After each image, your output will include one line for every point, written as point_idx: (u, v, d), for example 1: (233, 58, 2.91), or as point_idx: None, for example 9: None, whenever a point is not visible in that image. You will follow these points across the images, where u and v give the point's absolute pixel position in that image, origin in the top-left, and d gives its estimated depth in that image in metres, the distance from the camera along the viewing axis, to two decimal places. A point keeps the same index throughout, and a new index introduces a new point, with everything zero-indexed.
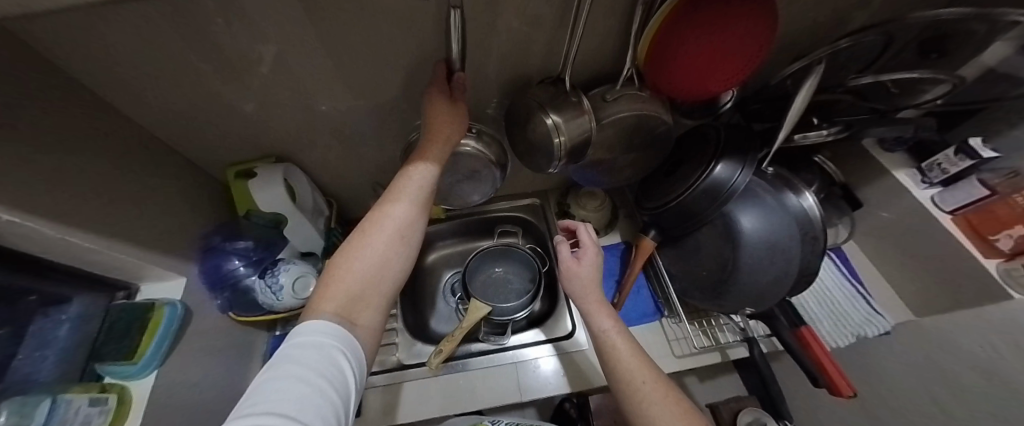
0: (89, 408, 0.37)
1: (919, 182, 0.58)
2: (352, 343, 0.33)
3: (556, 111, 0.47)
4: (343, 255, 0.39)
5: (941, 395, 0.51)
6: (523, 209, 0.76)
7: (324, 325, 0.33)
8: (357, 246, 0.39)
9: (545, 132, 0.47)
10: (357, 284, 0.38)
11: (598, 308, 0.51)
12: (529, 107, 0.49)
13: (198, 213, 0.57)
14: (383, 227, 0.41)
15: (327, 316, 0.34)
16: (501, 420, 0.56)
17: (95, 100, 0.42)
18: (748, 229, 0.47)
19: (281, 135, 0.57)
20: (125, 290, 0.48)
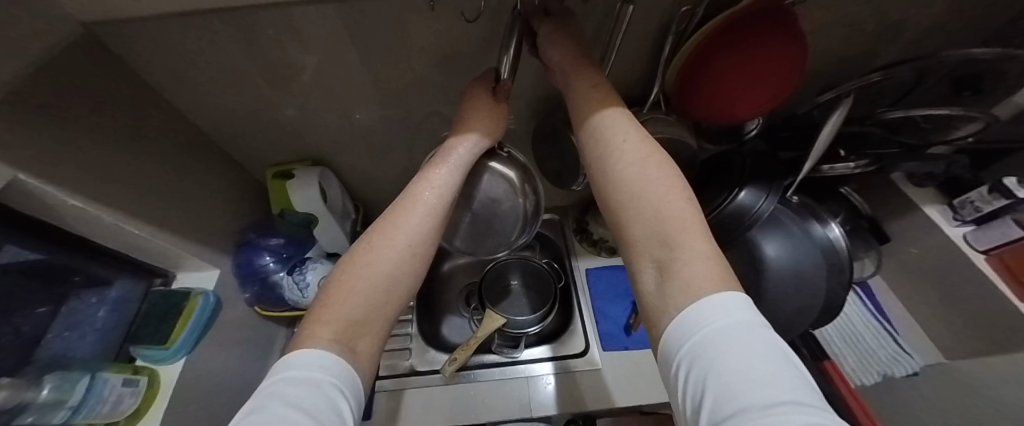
0: (122, 388, 0.38)
1: (951, 219, 0.56)
2: (353, 378, 0.26)
3: None
4: (353, 264, 0.32)
5: None
6: (542, 224, 0.77)
7: (319, 355, 0.25)
8: (371, 250, 0.32)
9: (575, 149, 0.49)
10: (365, 303, 0.30)
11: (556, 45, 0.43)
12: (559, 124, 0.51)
13: (238, 208, 0.61)
14: (403, 225, 0.34)
15: (323, 343, 0.26)
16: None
17: (160, 100, 0.47)
18: (772, 257, 0.47)
19: (318, 141, 0.60)
20: (162, 277, 0.50)
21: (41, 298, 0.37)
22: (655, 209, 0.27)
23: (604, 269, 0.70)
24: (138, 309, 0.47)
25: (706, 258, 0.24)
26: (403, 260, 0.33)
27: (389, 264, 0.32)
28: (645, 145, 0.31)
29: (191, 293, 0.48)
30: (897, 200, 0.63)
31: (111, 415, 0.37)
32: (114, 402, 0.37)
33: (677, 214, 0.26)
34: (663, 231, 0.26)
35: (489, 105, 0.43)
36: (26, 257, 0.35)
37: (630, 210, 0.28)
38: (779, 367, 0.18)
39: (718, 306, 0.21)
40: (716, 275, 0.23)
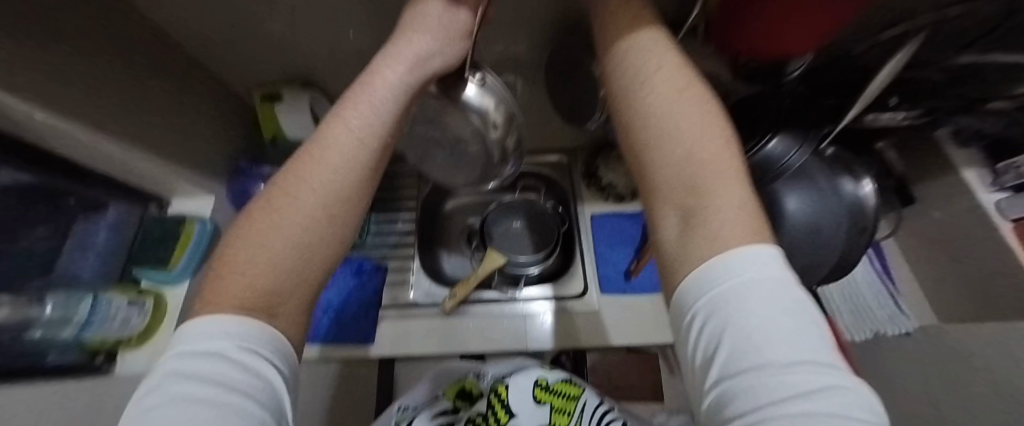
0: (127, 309, 0.40)
1: (988, 184, 0.52)
2: (277, 335, 0.19)
3: None
4: (266, 203, 0.23)
5: None
6: (549, 167, 0.73)
7: (223, 320, 0.18)
8: (295, 179, 0.23)
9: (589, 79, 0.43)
10: (282, 253, 0.21)
11: None
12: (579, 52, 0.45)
13: (227, 133, 0.57)
14: (338, 143, 0.24)
15: (225, 307, 0.19)
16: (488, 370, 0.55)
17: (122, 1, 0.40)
18: (792, 211, 0.44)
19: (308, 62, 0.54)
20: (156, 201, 0.48)
21: (32, 217, 0.37)
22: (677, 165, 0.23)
23: (609, 216, 0.68)
24: (134, 234, 0.46)
25: (739, 204, 0.21)
26: (331, 190, 0.23)
27: (318, 196, 0.22)
28: (680, 75, 0.27)
29: (187, 219, 0.47)
30: (936, 161, 0.58)
31: (120, 332, 0.39)
32: (122, 321, 0.39)
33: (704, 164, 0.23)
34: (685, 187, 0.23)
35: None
36: (13, 179, 0.33)
37: (662, 145, 0.24)
38: (802, 323, 0.17)
39: (746, 262, 0.19)
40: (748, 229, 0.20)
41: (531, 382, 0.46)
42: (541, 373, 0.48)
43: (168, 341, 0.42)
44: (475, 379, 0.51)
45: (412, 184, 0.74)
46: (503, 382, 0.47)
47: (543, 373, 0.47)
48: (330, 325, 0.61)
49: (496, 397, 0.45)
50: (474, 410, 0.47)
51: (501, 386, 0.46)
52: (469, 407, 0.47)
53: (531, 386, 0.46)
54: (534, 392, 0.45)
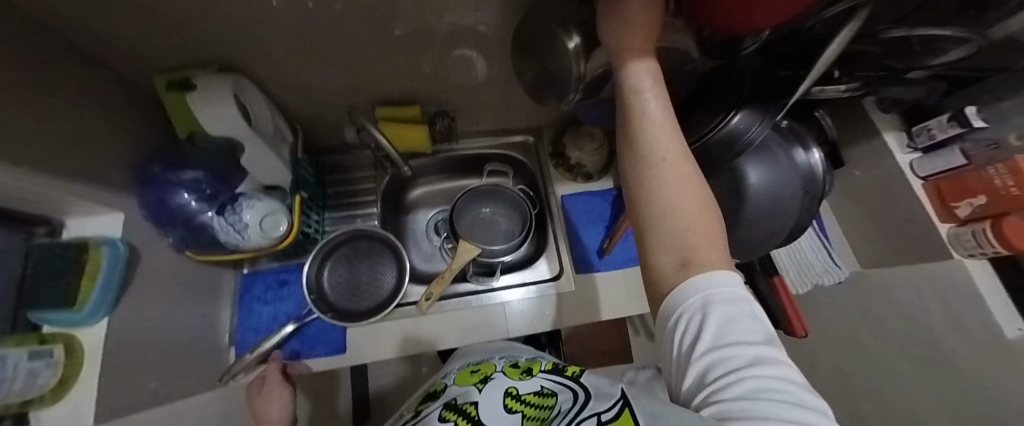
0: (32, 362, 0.31)
1: (904, 146, 0.61)
2: None
3: (580, 29, 0.37)
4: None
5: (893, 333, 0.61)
6: (515, 147, 0.70)
7: None
8: None
9: (565, 58, 0.38)
10: None
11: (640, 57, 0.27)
12: (546, 21, 0.40)
13: (123, 131, 0.44)
14: None
15: None
16: (452, 369, 0.52)
17: None
18: (755, 182, 0.46)
19: (227, 46, 0.42)
20: (46, 225, 0.38)
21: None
22: (652, 99, 0.26)
23: (580, 195, 0.68)
24: (23, 271, 0.35)
25: (697, 204, 0.25)
26: None
27: None
28: (681, 162, 0.25)
29: (89, 244, 0.37)
30: (863, 126, 0.66)
31: (22, 394, 0.30)
32: (27, 377, 0.30)
33: (691, 197, 0.25)
34: (687, 236, 0.24)
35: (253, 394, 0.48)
36: None
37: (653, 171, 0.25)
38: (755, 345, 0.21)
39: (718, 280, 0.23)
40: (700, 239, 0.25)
41: (499, 394, 0.39)
42: (511, 382, 0.41)
43: (99, 393, 0.35)
44: (442, 380, 0.49)
45: (368, 175, 0.65)
46: (466, 401, 0.39)
47: (513, 384, 0.41)
48: (290, 341, 0.57)
49: (454, 411, 0.37)
50: (441, 403, 0.40)
51: (468, 404, 0.38)
52: (438, 400, 0.42)
53: (501, 397, 0.39)
54: (505, 402, 0.38)
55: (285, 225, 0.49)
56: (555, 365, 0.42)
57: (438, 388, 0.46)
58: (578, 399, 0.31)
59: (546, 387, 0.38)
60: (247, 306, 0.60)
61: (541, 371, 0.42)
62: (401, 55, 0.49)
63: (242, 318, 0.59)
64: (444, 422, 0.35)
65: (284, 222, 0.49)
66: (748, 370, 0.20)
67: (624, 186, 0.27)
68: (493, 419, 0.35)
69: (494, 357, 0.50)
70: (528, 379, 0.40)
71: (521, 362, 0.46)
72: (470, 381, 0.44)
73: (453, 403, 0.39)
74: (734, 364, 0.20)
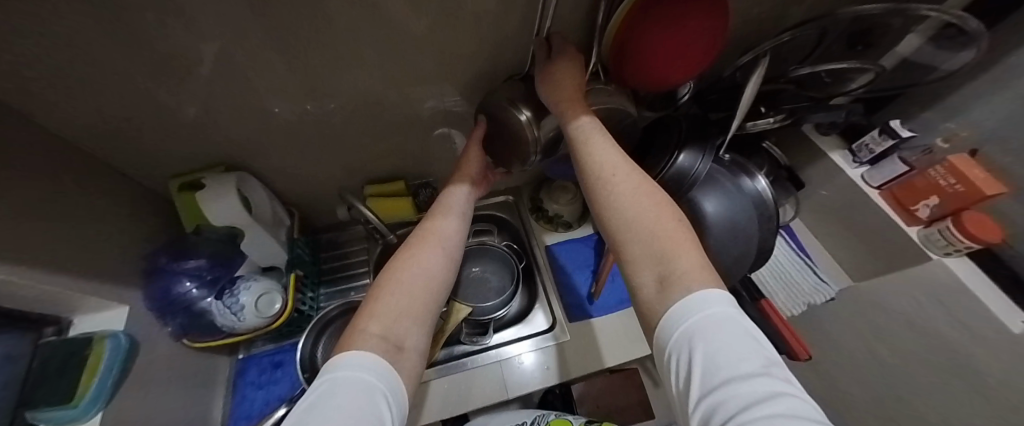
0: None
1: (851, 162, 0.66)
2: (394, 379, 0.27)
3: (529, 106, 0.46)
4: (393, 264, 0.36)
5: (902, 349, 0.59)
6: (497, 207, 0.75)
7: (364, 354, 0.27)
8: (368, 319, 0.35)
9: (521, 127, 0.46)
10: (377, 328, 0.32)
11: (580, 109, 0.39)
12: (498, 98, 0.48)
13: (134, 230, 0.49)
14: None
15: (370, 342, 0.28)
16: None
17: (11, 116, 0.35)
18: (711, 213, 0.49)
19: (231, 148, 0.50)
20: (55, 325, 0.40)
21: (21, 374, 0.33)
22: (603, 146, 0.35)
23: (563, 244, 0.71)
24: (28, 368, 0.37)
25: (659, 207, 0.31)
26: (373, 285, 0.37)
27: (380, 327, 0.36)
28: (635, 180, 0.33)
29: (94, 338, 0.40)
30: (810, 150, 0.72)
31: None
32: None
33: (651, 201, 0.31)
34: (653, 235, 0.29)
35: None
36: None
37: (612, 191, 0.32)
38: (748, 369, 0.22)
39: (699, 303, 0.24)
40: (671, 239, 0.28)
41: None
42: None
43: None
44: None
45: (361, 247, 0.70)
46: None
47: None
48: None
49: None
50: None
51: None
52: None
53: None
54: None
55: (279, 303, 0.52)
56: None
57: None
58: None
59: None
60: (241, 392, 0.59)
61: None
62: (381, 137, 0.57)
63: (236, 406, 0.58)
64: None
65: (279, 300, 0.52)
66: (743, 409, 0.20)
67: (593, 209, 0.34)
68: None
69: None
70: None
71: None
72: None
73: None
74: (730, 404, 0.20)
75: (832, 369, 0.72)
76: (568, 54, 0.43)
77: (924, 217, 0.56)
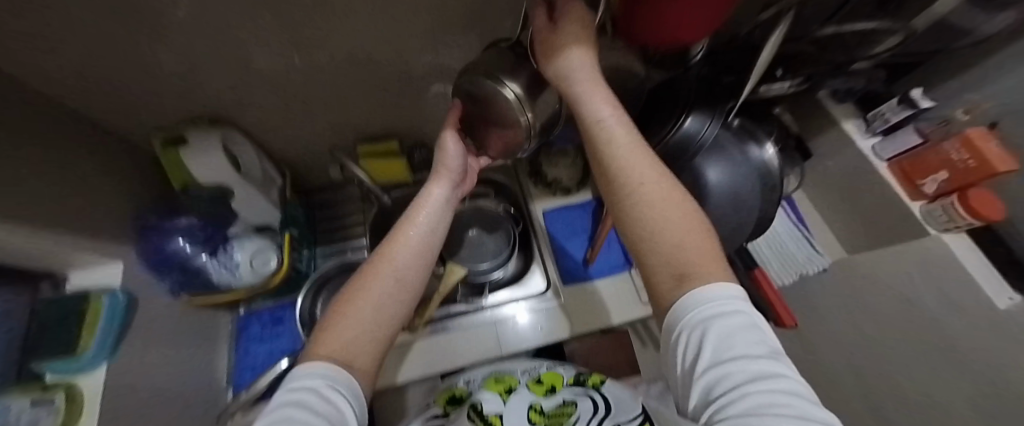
0: (35, 409, 0.32)
1: (864, 132, 0.64)
2: (344, 376, 0.26)
3: (512, 77, 0.37)
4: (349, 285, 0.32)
5: (883, 319, 0.61)
6: (496, 169, 0.74)
7: (312, 368, 0.25)
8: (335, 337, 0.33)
9: (507, 111, 0.38)
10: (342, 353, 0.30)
11: (596, 90, 0.33)
12: (473, 76, 0.39)
13: (122, 186, 0.48)
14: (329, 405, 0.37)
15: (324, 358, 0.27)
16: (474, 378, 0.52)
17: None
18: (714, 181, 0.48)
19: (216, 102, 0.47)
20: (51, 279, 0.40)
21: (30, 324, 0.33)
22: (628, 140, 0.32)
23: (561, 209, 0.71)
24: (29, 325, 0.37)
25: (687, 217, 0.28)
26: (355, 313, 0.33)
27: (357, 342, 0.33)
28: (663, 186, 0.30)
29: (89, 296, 0.40)
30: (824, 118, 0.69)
31: None
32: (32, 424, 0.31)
33: (677, 211, 0.29)
34: (679, 250, 0.27)
35: None
36: None
37: (636, 197, 0.30)
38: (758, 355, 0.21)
39: (717, 293, 0.24)
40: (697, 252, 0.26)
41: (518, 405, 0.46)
42: (535, 397, 0.48)
43: None
44: (462, 385, 0.50)
45: (356, 209, 0.69)
46: (491, 410, 0.46)
47: (536, 398, 0.47)
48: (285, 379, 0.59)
49: None
50: (470, 404, 0.48)
51: None
52: None
53: None
54: None
55: (274, 261, 0.54)
56: (575, 379, 0.50)
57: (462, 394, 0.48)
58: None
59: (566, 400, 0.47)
60: (245, 346, 0.61)
61: (564, 386, 0.48)
62: (377, 95, 0.54)
63: (240, 359, 0.61)
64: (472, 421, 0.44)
65: (272, 259, 0.54)
66: (749, 385, 0.20)
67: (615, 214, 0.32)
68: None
69: (520, 374, 0.51)
70: (551, 395, 0.47)
71: (546, 377, 0.50)
72: (496, 389, 0.48)
73: (479, 407, 0.46)
74: (736, 379, 0.20)
75: (814, 334, 0.75)
76: (572, 19, 0.35)
77: (929, 192, 0.55)
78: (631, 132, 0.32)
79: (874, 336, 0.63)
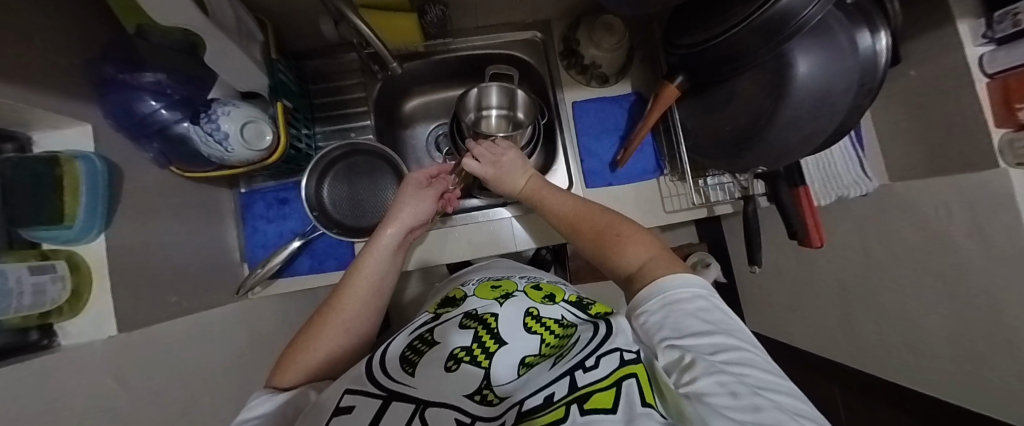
0: (35, 277, 0.30)
1: (979, 38, 0.48)
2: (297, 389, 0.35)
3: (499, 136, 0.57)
4: (321, 315, 0.42)
5: (901, 247, 0.60)
6: (517, 45, 0.61)
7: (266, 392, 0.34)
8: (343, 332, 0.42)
9: None
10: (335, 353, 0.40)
11: (542, 189, 0.51)
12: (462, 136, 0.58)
13: (70, 24, 0.37)
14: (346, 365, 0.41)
15: (297, 374, 0.36)
16: (473, 278, 0.51)
17: None
18: (802, 76, 0.39)
19: None
20: (13, 141, 0.33)
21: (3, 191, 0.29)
22: (567, 208, 0.48)
23: (591, 102, 0.61)
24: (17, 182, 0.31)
25: (628, 240, 0.41)
26: (363, 303, 0.43)
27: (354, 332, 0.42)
28: (602, 231, 0.44)
29: (61, 158, 0.34)
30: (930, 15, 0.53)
31: (39, 305, 0.30)
32: (34, 292, 0.30)
33: (614, 238, 0.42)
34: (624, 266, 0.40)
35: (310, 336, 0.40)
36: None
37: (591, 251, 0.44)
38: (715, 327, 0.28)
39: (678, 282, 0.32)
40: (639, 255, 0.39)
41: (520, 312, 0.37)
42: (533, 304, 0.39)
43: (115, 303, 0.36)
44: (460, 289, 0.47)
45: (356, 82, 0.59)
46: (486, 312, 0.37)
47: (534, 305, 0.39)
48: (301, 258, 0.63)
49: (473, 320, 0.36)
50: (462, 311, 0.39)
51: (488, 315, 0.36)
52: (458, 307, 0.41)
53: (521, 317, 0.36)
54: (523, 321, 0.36)
55: (270, 135, 0.45)
56: (578, 299, 0.42)
57: (457, 296, 0.45)
58: (599, 332, 0.30)
59: (566, 318, 0.37)
60: (252, 224, 0.61)
61: (563, 301, 0.41)
62: None
63: (250, 236, 0.61)
64: (464, 328, 0.35)
65: (266, 131, 0.45)
66: (719, 355, 0.26)
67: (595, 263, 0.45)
68: (514, 337, 0.33)
69: (515, 277, 0.48)
70: (549, 305, 0.39)
71: (542, 286, 0.45)
72: (491, 296, 0.41)
73: (474, 313, 0.38)
74: (702, 350, 0.26)
75: (815, 255, 0.77)
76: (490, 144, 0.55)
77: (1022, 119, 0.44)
78: (566, 202, 0.49)
79: (884, 262, 0.63)
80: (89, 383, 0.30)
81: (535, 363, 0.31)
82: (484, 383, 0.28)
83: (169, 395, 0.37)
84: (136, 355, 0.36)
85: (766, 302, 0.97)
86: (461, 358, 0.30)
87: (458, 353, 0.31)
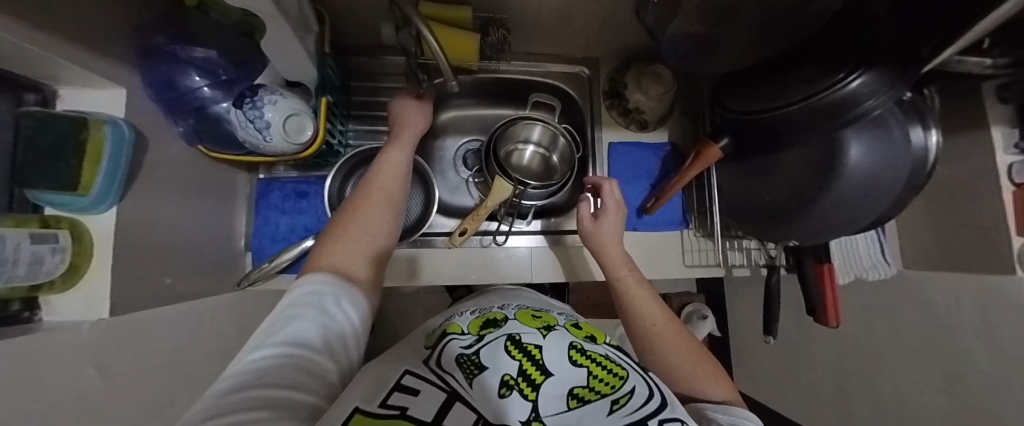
0: (36, 246, 0.27)
1: (1010, 145, 0.49)
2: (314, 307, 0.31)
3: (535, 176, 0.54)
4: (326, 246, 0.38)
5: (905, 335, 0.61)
6: (562, 77, 0.62)
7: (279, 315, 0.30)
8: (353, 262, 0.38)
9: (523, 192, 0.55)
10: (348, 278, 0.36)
11: (621, 261, 0.49)
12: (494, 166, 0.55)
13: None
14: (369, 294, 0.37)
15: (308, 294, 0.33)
16: (510, 303, 0.46)
17: None
18: (855, 159, 0.40)
19: None
20: (36, 93, 0.30)
21: None
22: (647, 297, 0.46)
23: (627, 145, 0.61)
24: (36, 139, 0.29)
25: (700, 358, 0.40)
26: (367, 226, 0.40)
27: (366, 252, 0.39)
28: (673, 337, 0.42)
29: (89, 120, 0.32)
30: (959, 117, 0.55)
31: (36, 277, 0.28)
32: (32, 262, 0.27)
33: (684, 345, 0.41)
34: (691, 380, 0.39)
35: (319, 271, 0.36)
36: None
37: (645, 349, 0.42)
38: None
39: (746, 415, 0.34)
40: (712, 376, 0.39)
41: (564, 343, 0.33)
42: (576, 338, 0.35)
43: (112, 282, 0.33)
44: (499, 310, 0.42)
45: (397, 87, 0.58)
46: (531, 339, 0.33)
47: (577, 339, 0.35)
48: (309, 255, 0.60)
49: (517, 348, 0.32)
50: (505, 333, 0.35)
51: (533, 345, 0.32)
52: (502, 328, 0.36)
53: (566, 349, 0.32)
54: (569, 354, 0.31)
55: (309, 129, 0.45)
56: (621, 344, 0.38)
57: (499, 317, 0.40)
58: (654, 394, 0.29)
59: (613, 356, 0.33)
60: (264, 214, 0.58)
61: (605, 343, 0.37)
62: None
63: (259, 226, 0.58)
64: (510, 354, 0.31)
65: (307, 124, 0.45)
66: None
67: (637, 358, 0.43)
68: (561, 368, 0.30)
69: (555, 312, 0.44)
70: (593, 344, 0.35)
71: (583, 326, 0.41)
72: (532, 324, 0.37)
73: (518, 337, 0.33)
74: None
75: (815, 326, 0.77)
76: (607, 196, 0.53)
77: None
78: (641, 285, 0.47)
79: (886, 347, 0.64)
80: (75, 377, 0.27)
81: (588, 398, 0.27)
82: (532, 417, 0.25)
83: (148, 390, 0.34)
84: (123, 342, 0.33)
85: (757, 362, 0.97)
86: (512, 385, 0.27)
87: (508, 379, 0.28)
